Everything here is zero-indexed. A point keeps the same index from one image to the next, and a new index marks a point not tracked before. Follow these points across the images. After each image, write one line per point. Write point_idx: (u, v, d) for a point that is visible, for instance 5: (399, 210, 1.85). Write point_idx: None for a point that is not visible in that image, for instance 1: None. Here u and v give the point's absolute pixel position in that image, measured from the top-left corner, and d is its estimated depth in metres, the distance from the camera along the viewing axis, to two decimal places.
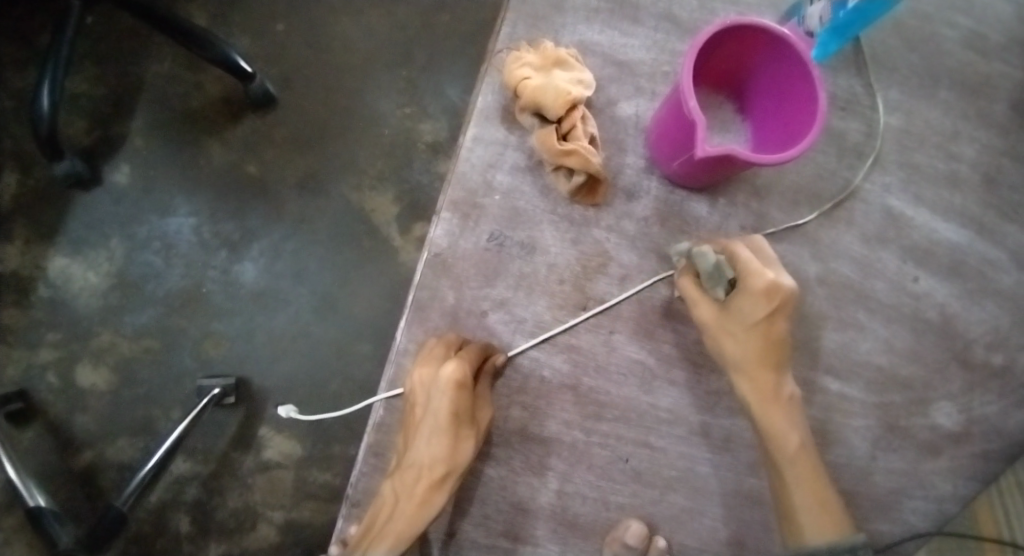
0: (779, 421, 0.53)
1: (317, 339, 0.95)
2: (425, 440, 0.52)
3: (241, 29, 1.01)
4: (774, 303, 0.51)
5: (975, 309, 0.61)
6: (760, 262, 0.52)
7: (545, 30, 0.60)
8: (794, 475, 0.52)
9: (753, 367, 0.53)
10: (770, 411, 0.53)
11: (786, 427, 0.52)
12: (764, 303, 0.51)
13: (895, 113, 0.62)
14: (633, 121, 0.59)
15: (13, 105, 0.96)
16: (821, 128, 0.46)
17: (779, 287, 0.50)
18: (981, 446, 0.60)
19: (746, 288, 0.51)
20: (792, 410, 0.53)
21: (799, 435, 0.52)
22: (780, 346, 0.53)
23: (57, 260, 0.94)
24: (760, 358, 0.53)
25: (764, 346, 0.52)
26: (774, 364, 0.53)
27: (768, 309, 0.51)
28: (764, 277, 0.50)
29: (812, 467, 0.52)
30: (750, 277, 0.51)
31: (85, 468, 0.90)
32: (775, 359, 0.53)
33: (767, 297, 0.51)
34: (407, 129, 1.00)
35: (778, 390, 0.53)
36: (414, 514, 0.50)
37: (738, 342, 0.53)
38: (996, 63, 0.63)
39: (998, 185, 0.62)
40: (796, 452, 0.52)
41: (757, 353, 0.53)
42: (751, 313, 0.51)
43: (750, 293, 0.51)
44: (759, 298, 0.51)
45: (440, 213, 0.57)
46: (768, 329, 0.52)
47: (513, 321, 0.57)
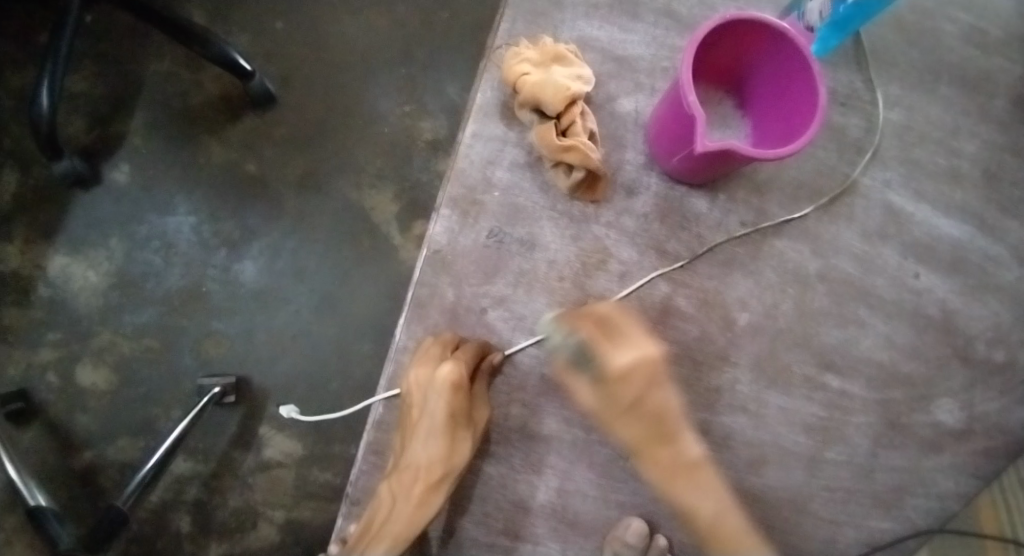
0: (691, 494, 0.52)
1: (317, 338, 0.95)
2: (421, 442, 0.51)
3: (240, 27, 1.01)
4: (637, 385, 0.50)
5: (977, 306, 0.61)
6: (618, 337, 0.51)
7: (544, 26, 0.60)
8: (726, 547, 0.53)
9: (643, 446, 0.52)
10: (676, 489, 0.52)
11: (698, 500, 0.52)
12: (630, 386, 0.50)
13: (896, 108, 0.62)
14: (632, 117, 0.59)
15: (11, 104, 0.96)
16: (821, 122, 0.45)
17: (638, 368, 0.50)
18: (983, 443, 0.60)
19: (606, 379, 0.50)
20: (699, 476, 0.53)
21: (712, 503, 0.52)
22: (663, 415, 0.52)
23: (57, 259, 0.94)
24: (646, 434, 0.52)
25: (644, 423, 0.51)
26: (662, 437, 0.52)
27: (632, 391, 0.50)
28: (619, 363, 0.49)
29: (737, 535, 0.53)
30: (605, 367, 0.50)
31: (85, 467, 0.90)
32: (660, 432, 0.52)
33: (628, 381, 0.50)
34: (406, 127, 1.00)
35: (678, 461, 0.52)
36: (411, 517, 0.49)
37: (618, 424, 0.52)
38: (997, 58, 0.63)
39: (999, 181, 0.62)
40: (715, 521, 0.53)
41: (641, 430, 0.51)
42: (622, 399, 0.50)
43: (610, 383, 0.50)
44: (621, 386, 0.50)
45: (439, 210, 0.57)
46: (642, 409, 0.51)
47: (513, 318, 0.56)
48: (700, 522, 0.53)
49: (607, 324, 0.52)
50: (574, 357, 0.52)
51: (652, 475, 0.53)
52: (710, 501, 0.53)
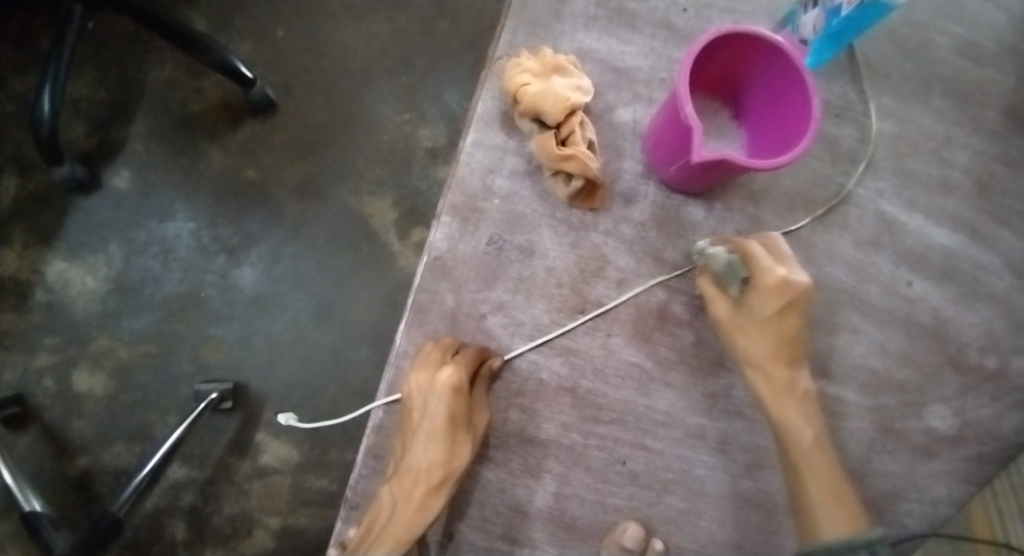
0: (792, 415, 0.54)
1: (315, 343, 0.95)
2: (422, 445, 0.52)
3: (241, 35, 1.02)
4: (784, 298, 0.53)
5: (969, 313, 0.62)
6: (774, 258, 0.54)
7: (544, 37, 0.61)
8: (811, 471, 0.53)
9: (768, 364, 0.55)
10: (781, 404, 0.55)
11: (800, 420, 0.54)
12: (776, 299, 0.53)
13: (888, 119, 0.63)
14: (630, 127, 0.60)
15: (12, 109, 0.97)
16: (815, 133, 0.46)
17: (790, 283, 0.52)
18: (976, 449, 0.61)
19: (759, 286, 0.53)
20: (806, 403, 0.55)
21: (812, 428, 0.54)
22: (794, 339, 0.55)
23: (55, 264, 0.94)
24: (773, 352, 0.55)
25: (778, 339, 0.54)
26: (790, 359, 0.55)
27: (780, 304, 0.53)
28: (775, 274, 0.52)
29: (825, 463, 0.54)
30: (761, 275, 0.53)
31: (80, 473, 0.90)
32: (789, 353, 0.55)
33: (780, 293, 0.53)
34: (406, 135, 1.01)
35: (791, 384, 0.55)
36: (412, 520, 0.50)
37: (752, 339, 0.55)
38: (987, 71, 0.64)
39: (990, 191, 0.63)
40: (810, 446, 0.54)
41: (771, 347, 0.55)
42: (764, 309, 0.54)
43: (762, 290, 0.53)
44: (771, 294, 0.53)
45: (439, 217, 0.57)
46: (780, 325, 0.54)
47: (512, 324, 0.57)
48: (794, 443, 0.54)
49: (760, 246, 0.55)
50: (723, 267, 0.55)
51: (761, 396, 0.56)
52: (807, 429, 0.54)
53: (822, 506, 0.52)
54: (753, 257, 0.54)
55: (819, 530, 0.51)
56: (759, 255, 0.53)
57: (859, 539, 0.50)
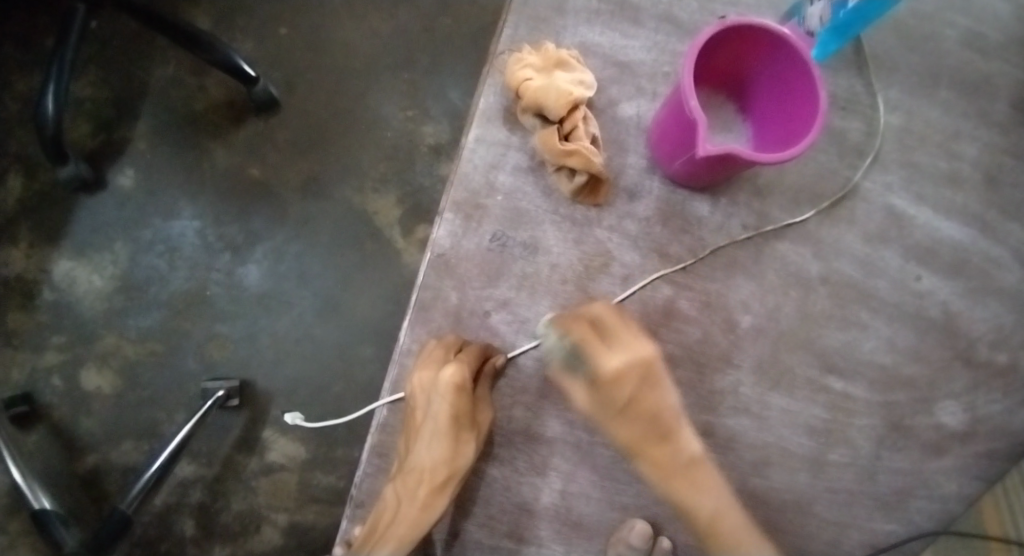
0: (686, 493, 0.53)
1: (320, 341, 0.95)
2: (425, 444, 0.52)
3: (243, 32, 1.01)
4: (632, 383, 0.52)
5: (979, 308, 0.61)
6: (605, 339, 0.53)
7: (547, 32, 0.60)
8: (730, 545, 0.52)
9: (640, 448, 0.54)
10: (673, 484, 0.53)
11: (695, 496, 0.53)
12: (623, 385, 0.52)
13: (896, 112, 0.62)
14: (634, 121, 0.59)
15: (16, 109, 0.97)
16: (822, 126, 0.46)
17: (627, 368, 0.52)
18: (986, 445, 0.60)
19: (602, 377, 0.52)
20: (696, 473, 0.54)
21: (708, 496, 0.53)
22: (656, 416, 0.54)
23: (62, 263, 0.95)
24: (641, 435, 0.53)
25: (638, 423, 0.53)
26: (659, 435, 0.54)
27: (625, 389, 0.52)
28: (612, 361, 0.52)
29: (735, 533, 0.53)
30: (601, 365, 0.52)
31: (89, 471, 0.91)
32: (656, 429, 0.54)
33: (623, 378, 0.52)
34: (408, 132, 1.00)
35: (673, 459, 0.53)
36: (415, 519, 0.50)
37: (619, 426, 0.53)
38: (997, 61, 0.63)
39: (1000, 184, 0.62)
40: (712, 520, 0.53)
41: (637, 431, 0.53)
42: (617, 396, 0.52)
43: (607, 380, 0.52)
44: (615, 382, 0.52)
45: (442, 214, 0.57)
46: (636, 409, 0.53)
47: (516, 322, 0.57)
48: (696, 519, 0.53)
49: (595, 324, 0.54)
50: (567, 361, 0.53)
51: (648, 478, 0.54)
52: (704, 497, 0.53)
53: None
54: (590, 345, 0.52)
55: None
56: (592, 345, 0.52)
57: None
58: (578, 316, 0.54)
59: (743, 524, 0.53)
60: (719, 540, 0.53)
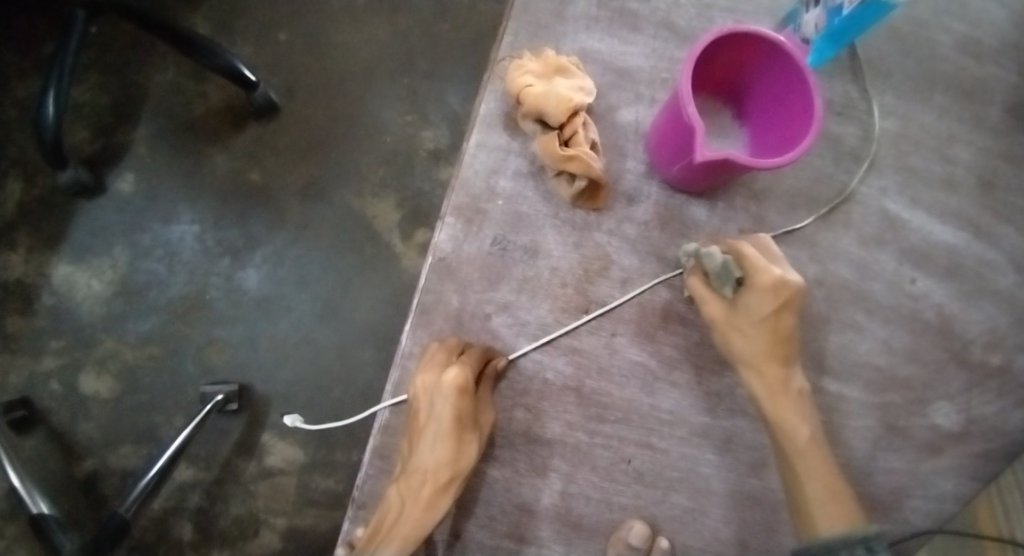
0: (790, 415, 0.55)
1: (320, 345, 0.96)
2: (429, 444, 0.53)
3: (243, 38, 1.02)
4: (781, 298, 0.53)
5: (973, 310, 0.62)
6: (765, 260, 0.55)
7: (546, 39, 0.61)
8: (805, 468, 0.54)
9: (763, 363, 0.55)
10: (780, 404, 0.55)
11: (797, 420, 0.54)
12: (772, 299, 0.53)
13: (890, 117, 0.63)
14: (633, 127, 0.60)
15: (16, 114, 0.97)
16: (817, 132, 0.47)
17: (786, 283, 0.53)
18: (981, 445, 0.61)
19: (754, 285, 0.54)
20: (801, 402, 0.56)
21: (809, 425, 0.55)
22: (789, 339, 0.55)
23: (61, 267, 0.95)
24: (770, 352, 0.55)
25: (774, 339, 0.55)
26: (783, 357, 0.55)
27: (776, 304, 0.53)
28: (771, 274, 0.53)
29: (819, 460, 0.54)
30: (758, 273, 0.53)
31: (88, 475, 0.91)
32: (783, 352, 0.55)
33: (775, 292, 0.53)
34: (409, 136, 1.01)
35: (787, 384, 0.55)
36: (420, 519, 0.50)
37: (749, 339, 0.55)
38: (989, 68, 0.65)
39: (992, 188, 0.63)
40: (806, 444, 0.54)
41: (767, 346, 0.55)
42: (760, 309, 0.54)
43: (759, 291, 0.53)
44: (767, 294, 0.53)
45: (443, 219, 0.58)
46: (776, 326, 0.54)
47: (517, 324, 0.57)
48: (791, 440, 0.54)
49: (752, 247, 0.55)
50: (718, 267, 0.54)
51: (755, 395, 0.56)
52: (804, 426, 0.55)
53: (816, 497, 0.52)
54: (746, 258, 0.54)
55: (817, 527, 0.52)
56: (754, 256, 0.54)
57: (858, 534, 0.50)
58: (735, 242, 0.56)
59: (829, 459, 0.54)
60: (803, 461, 0.54)
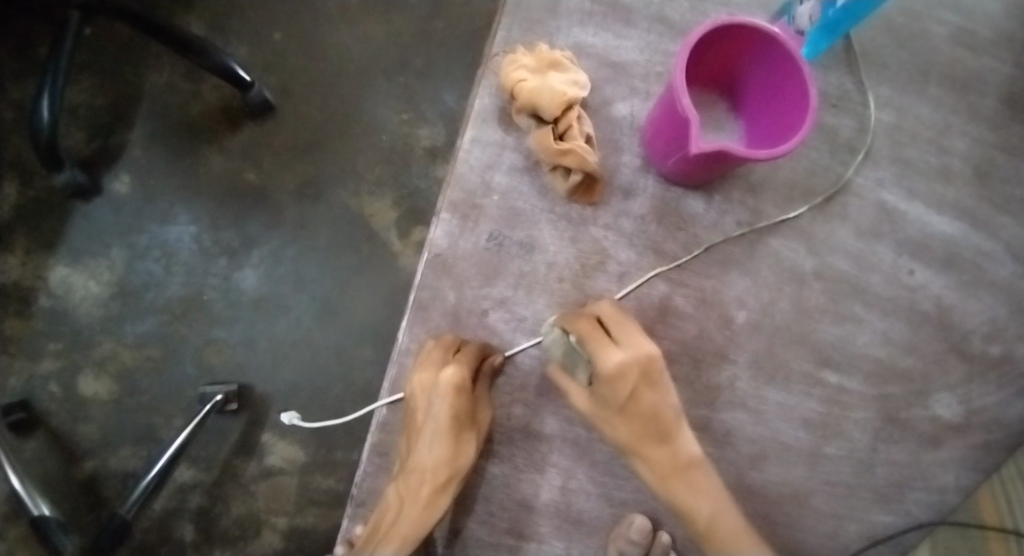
0: (684, 496, 0.53)
1: (318, 344, 0.96)
2: (427, 444, 0.53)
3: (238, 38, 1.02)
4: (628, 379, 0.51)
5: (971, 301, 0.62)
6: (608, 335, 0.52)
7: (540, 34, 0.61)
8: (726, 553, 0.52)
9: (638, 446, 0.53)
10: (670, 488, 0.53)
11: (692, 499, 0.53)
12: (619, 382, 0.51)
13: (887, 109, 0.63)
14: (628, 121, 0.60)
15: (12, 116, 0.97)
16: (812, 123, 0.47)
17: (624, 364, 0.51)
18: (981, 436, 0.61)
19: (599, 375, 0.51)
20: (692, 476, 0.53)
21: (705, 503, 0.53)
22: (653, 414, 0.53)
23: (58, 269, 0.95)
24: (639, 433, 0.53)
25: (637, 420, 0.53)
26: (656, 435, 0.53)
27: (624, 386, 0.51)
28: (610, 359, 0.51)
29: (738, 538, 0.52)
30: (598, 363, 0.51)
31: (88, 477, 0.91)
32: (652, 429, 0.53)
33: (618, 376, 0.51)
34: (404, 134, 1.01)
35: (671, 461, 0.53)
36: (419, 518, 0.51)
37: (617, 425, 0.53)
38: (985, 58, 0.64)
39: (990, 178, 0.63)
40: (710, 525, 0.52)
41: (635, 428, 0.53)
42: (614, 395, 0.52)
43: (606, 378, 0.51)
44: (613, 381, 0.51)
45: (439, 214, 0.58)
46: (634, 406, 0.52)
47: (514, 320, 0.57)
48: (693, 523, 0.53)
49: (602, 322, 0.53)
50: (571, 358, 0.53)
51: (646, 478, 0.54)
52: (703, 504, 0.53)
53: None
54: (588, 342, 0.52)
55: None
56: (594, 340, 0.52)
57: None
58: (586, 316, 0.54)
59: (742, 529, 0.52)
60: (716, 544, 0.52)
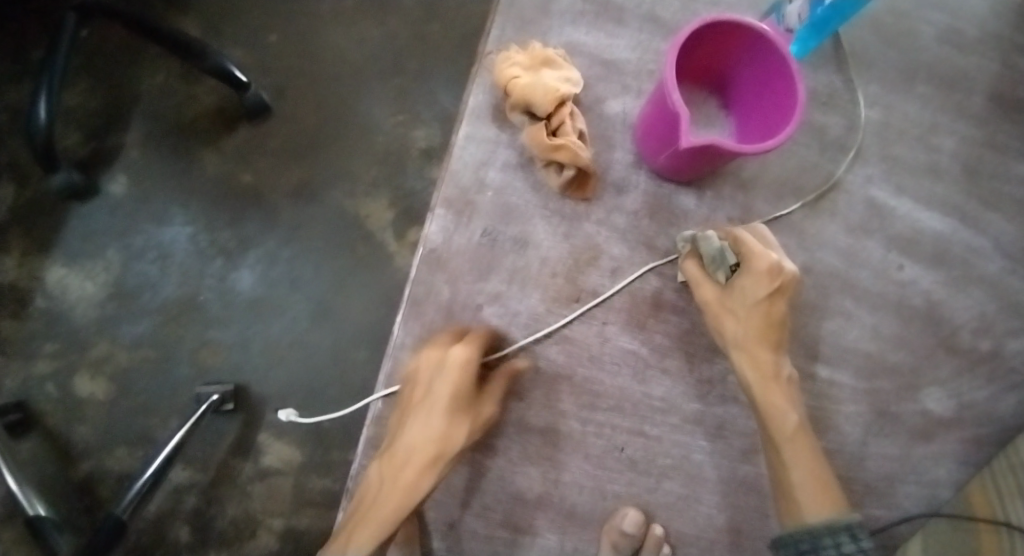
0: (778, 399, 0.54)
1: (314, 345, 0.96)
2: (420, 422, 0.52)
3: (234, 40, 1.02)
4: (775, 283, 0.54)
5: (962, 297, 0.63)
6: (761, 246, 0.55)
7: (533, 33, 0.62)
8: (795, 456, 0.53)
9: (755, 345, 0.55)
10: (770, 390, 0.54)
11: (785, 407, 0.54)
12: (766, 284, 0.54)
13: (876, 107, 0.64)
14: (620, 118, 0.61)
15: (8, 119, 0.97)
16: (799, 119, 0.47)
17: (782, 270, 0.53)
18: (973, 430, 0.62)
19: (749, 269, 0.54)
20: (789, 390, 0.55)
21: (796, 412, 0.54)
22: (780, 325, 0.55)
23: (54, 270, 0.95)
24: (762, 335, 0.55)
25: (767, 324, 0.55)
26: (773, 342, 0.55)
27: (769, 290, 0.54)
28: (767, 258, 0.54)
29: (808, 449, 0.54)
30: (754, 259, 0.54)
31: (82, 479, 0.90)
32: (778, 338, 0.56)
33: (770, 276, 0.53)
34: (400, 136, 1.02)
35: (777, 369, 0.55)
36: (402, 496, 0.49)
37: (742, 321, 0.55)
38: (973, 57, 0.65)
39: (979, 175, 0.64)
40: (794, 432, 0.54)
41: (762, 329, 0.55)
42: (755, 293, 0.54)
43: (754, 273, 0.54)
44: (762, 278, 0.54)
45: (434, 210, 0.58)
46: (769, 310, 0.54)
47: (508, 315, 0.58)
48: (781, 423, 0.54)
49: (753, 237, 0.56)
50: (715, 252, 0.55)
51: (748, 380, 0.55)
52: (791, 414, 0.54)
53: (801, 485, 0.52)
54: (742, 243, 0.55)
55: (802, 512, 0.52)
56: (749, 242, 0.54)
57: (842, 521, 0.50)
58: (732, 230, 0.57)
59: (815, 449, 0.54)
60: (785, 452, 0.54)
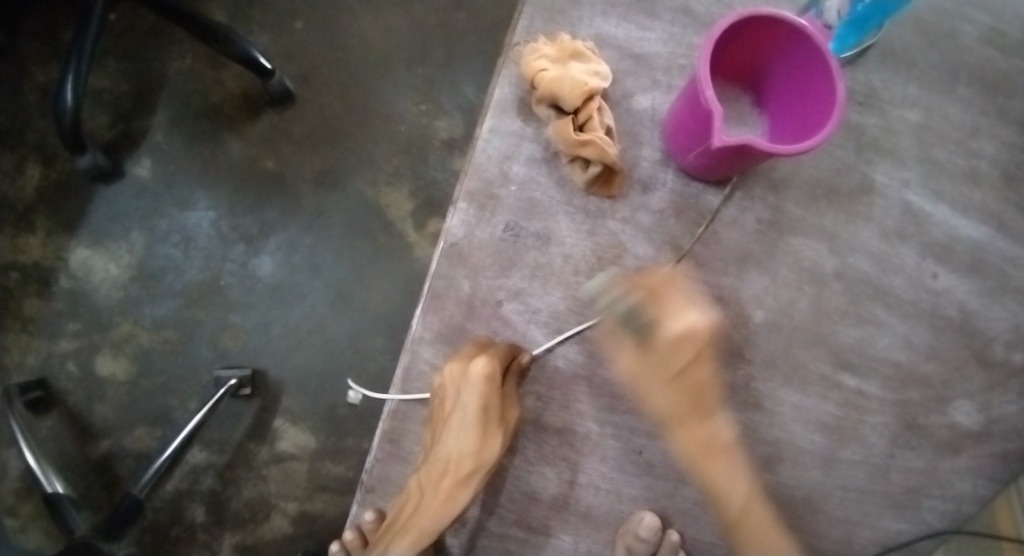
0: (717, 471, 0.53)
1: (331, 332, 0.96)
2: (454, 435, 0.52)
3: (260, 26, 1.02)
4: (690, 352, 0.50)
5: (996, 308, 0.61)
6: (674, 309, 0.51)
7: (562, 24, 0.60)
8: (750, 529, 0.53)
9: (682, 421, 0.52)
10: (705, 462, 0.53)
11: (726, 478, 0.53)
12: (680, 354, 0.50)
13: (914, 108, 0.62)
14: (649, 114, 0.59)
15: (36, 99, 0.98)
16: (838, 120, 0.45)
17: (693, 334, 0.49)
18: (1002, 446, 0.60)
19: (660, 346, 0.50)
20: (729, 457, 0.54)
21: (741, 484, 0.53)
22: (704, 389, 0.52)
23: (79, 251, 0.96)
24: (687, 408, 0.52)
25: (688, 395, 0.52)
26: (704, 413, 0.53)
27: (684, 359, 0.50)
28: (675, 329, 0.49)
29: (761, 516, 0.54)
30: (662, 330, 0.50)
31: (103, 456, 0.92)
32: (703, 407, 0.53)
33: (682, 349, 0.50)
34: (421, 126, 1.01)
35: (711, 440, 0.53)
36: (437, 511, 0.49)
37: (662, 397, 0.52)
38: (1017, 59, 0.63)
39: (1019, 181, 0.61)
40: (741, 505, 0.53)
41: (683, 403, 0.52)
42: (670, 368, 0.50)
43: (664, 349, 0.50)
44: (675, 352, 0.50)
45: (456, 204, 0.57)
46: (689, 378, 0.51)
47: (528, 312, 0.57)
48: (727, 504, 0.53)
49: (662, 294, 0.51)
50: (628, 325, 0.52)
51: (683, 454, 0.54)
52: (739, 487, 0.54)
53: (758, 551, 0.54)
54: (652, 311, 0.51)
55: None
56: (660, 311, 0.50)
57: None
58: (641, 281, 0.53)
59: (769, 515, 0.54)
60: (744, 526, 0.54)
